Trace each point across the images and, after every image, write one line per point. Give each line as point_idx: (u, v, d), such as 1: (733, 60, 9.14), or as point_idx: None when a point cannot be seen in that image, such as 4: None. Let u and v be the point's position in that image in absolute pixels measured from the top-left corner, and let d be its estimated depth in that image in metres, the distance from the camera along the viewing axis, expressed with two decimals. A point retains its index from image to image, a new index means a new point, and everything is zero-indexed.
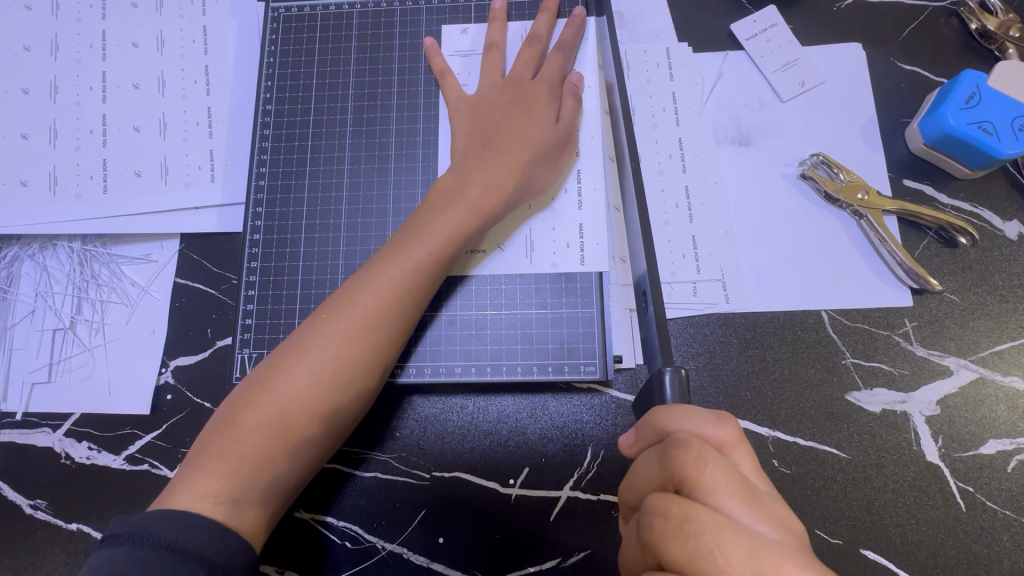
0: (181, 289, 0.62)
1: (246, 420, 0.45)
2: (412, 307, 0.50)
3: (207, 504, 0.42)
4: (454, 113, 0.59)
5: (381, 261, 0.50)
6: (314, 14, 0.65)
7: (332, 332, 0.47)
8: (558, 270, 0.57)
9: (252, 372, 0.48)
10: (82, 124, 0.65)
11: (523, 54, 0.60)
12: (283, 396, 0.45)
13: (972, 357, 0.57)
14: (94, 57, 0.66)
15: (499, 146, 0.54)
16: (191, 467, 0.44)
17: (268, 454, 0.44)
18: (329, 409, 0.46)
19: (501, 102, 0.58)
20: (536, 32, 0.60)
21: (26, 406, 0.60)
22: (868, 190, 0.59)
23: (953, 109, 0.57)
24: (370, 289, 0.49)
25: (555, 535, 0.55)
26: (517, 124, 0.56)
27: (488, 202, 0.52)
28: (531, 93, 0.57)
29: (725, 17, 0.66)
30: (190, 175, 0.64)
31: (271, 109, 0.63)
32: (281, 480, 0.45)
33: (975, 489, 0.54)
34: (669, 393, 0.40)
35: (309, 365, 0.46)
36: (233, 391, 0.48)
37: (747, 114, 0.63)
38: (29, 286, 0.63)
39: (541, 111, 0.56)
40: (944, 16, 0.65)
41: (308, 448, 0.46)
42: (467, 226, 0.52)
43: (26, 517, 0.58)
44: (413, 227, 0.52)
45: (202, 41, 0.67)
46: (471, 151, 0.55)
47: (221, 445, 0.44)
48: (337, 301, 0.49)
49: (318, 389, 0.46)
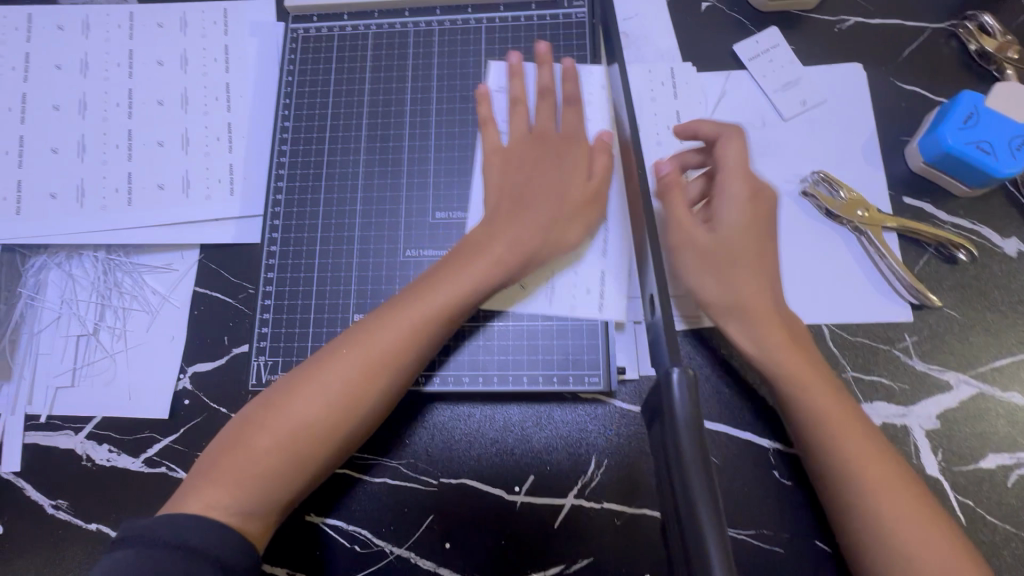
0: (200, 298, 0.65)
1: (260, 440, 0.47)
2: (428, 347, 0.51)
3: (216, 513, 0.44)
4: (488, 162, 0.59)
5: (403, 298, 0.52)
6: (331, 34, 0.68)
7: (353, 360, 0.49)
8: (576, 313, 0.57)
9: (269, 390, 0.50)
10: (108, 140, 0.68)
11: (540, 72, 0.61)
12: (298, 422, 0.47)
13: (971, 372, 0.57)
14: (121, 75, 0.69)
15: (531, 206, 0.55)
16: (205, 476, 0.46)
17: (276, 474, 0.46)
18: (340, 437, 0.48)
19: (529, 156, 0.58)
20: (541, 53, 0.62)
21: (50, 409, 0.63)
22: (867, 208, 0.60)
23: (951, 129, 0.59)
24: (390, 326, 0.50)
25: (559, 543, 0.57)
26: (544, 183, 0.56)
27: (517, 262, 0.53)
28: (559, 144, 0.58)
29: (729, 38, 0.68)
30: (210, 188, 0.67)
31: (289, 126, 0.65)
32: (286, 492, 0.47)
33: (974, 503, 0.54)
34: (678, 396, 0.33)
35: (325, 395, 0.48)
36: (250, 407, 0.50)
37: (749, 132, 0.65)
38: (55, 294, 0.66)
39: (571, 167, 0.57)
40: (943, 37, 0.66)
41: (319, 466, 0.48)
42: (490, 282, 0.52)
43: (47, 517, 0.60)
44: (438, 270, 0.53)
45: (224, 60, 0.70)
46: (500, 207, 0.56)
47: (233, 460, 0.46)
48: (357, 334, 0.51)
49: (333, 415, 0.48)
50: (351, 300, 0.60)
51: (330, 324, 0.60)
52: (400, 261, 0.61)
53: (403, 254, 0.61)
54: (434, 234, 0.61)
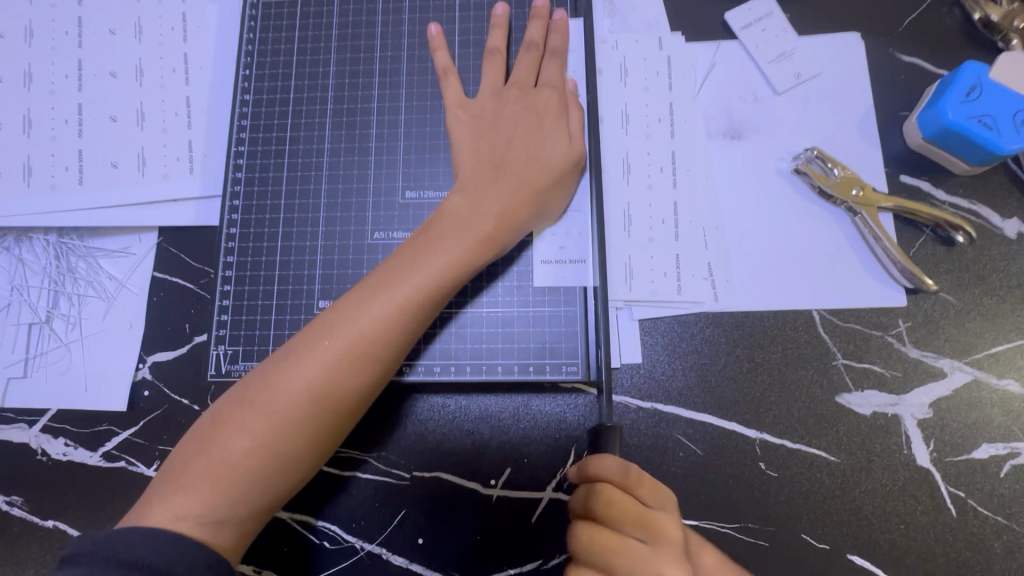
0: (159, 283, 0.61)
1: (233, 443, 0.44)
2: (409, 335, 0.48)
3: (187, 524, 0.42)
4: (451, 123, 0.56)
5: (378, 280, 0.49)
6: (294, 0, 0.63)
7: (330, 353, 0.46)
8: (565, 283, 0.55)
9: (239, 384, 0.48)
10: (57, 114, 0.63)
11: (530, 27, 0.59)
12: (271, 422, 0.45)
13: (966, 359, 0.55)
14: (70, 44, 0.64)
15: (511, 168, 0.52)
16: (174, 483, 0.44)
17: (255, 478, 0.44)
18: (317, 437, 0.46)
19: (509, 114, 0.55)
20: (534, 10, 0.59)
21: (2, 401, 0.60)
22: (863, 187, 0.57)
23: (952, 102, 0.55)
24: (366, 315, 0.47)
25: (537, 538, 0.54)
26: (526, 144, 0.53)
27: (500, 233, 0.51)
28: (539, 102, 0.55)
29: (720, 5, 0.64)
30: (168, 166, 0.62)
31: (250, 99, 0.61)
32: (263, 498, 0.45)
33: (966, 494, 0.52)
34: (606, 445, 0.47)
35: (299, 389, 0.45)
36: (220, 404, 0.47)
37: (740, 107, 0.61)
38: (4, 279, 0.62)
39: (553, 130, 0.54)
40: (946, 5, 0.63)
41: (299, 469, 0.46)
42: (475, 260, 0.50)
43: (1, 514, 0.57)
44: (414, 252, 0.50)
45: (181, 29, 0.65)
46: (479, 171, 0.53)
47: (204, 465, 0.44)
48: (332, 322, 0.47)
49: (309, 414, 0.45)
50: (316, 286, 0.57)
51: (294, 311, 0.56)
52: (368, 244, 0.57)
53: (372, 236, 0.57)
54: (404, 215, 0.58)
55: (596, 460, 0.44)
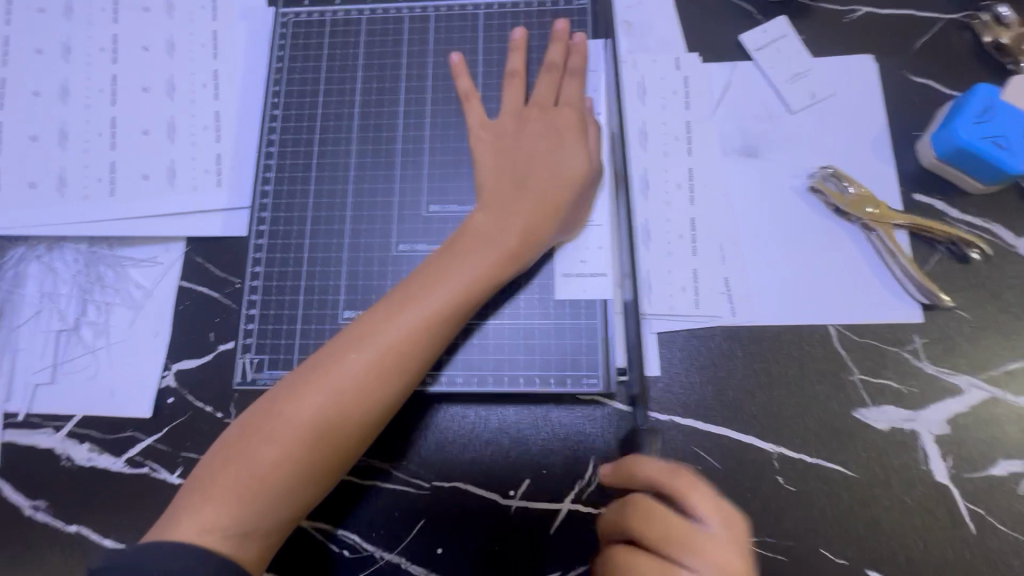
0: (185, 292, 0.63)
1: (262, 454, 0.45)
2: (434, 349, 0.49)
3: (213, 537, 0.43)
4: (475, 139, 0.58)
5: (405, 295, 0.50)
6: (323, 20, 0.65)
7: (359, 365, 0.47)
8: (585, 296, 0.56)
9: (265, 396, 0.48)
10: (91, 127, 0.65)
11: (551, 48, 0.60)
12: (299, 434, 0.45)
13: (982, 375, 0.55)
14: (105, 60, 0.67)
15: (532, 186, 0.54)
16: (201, 495, 0.44)
17: (280, 488, 0.45)
18: (342, 449, 0.47)
19: (528, 133, 0.56)
20: (555, 31, 0.61)
21: (29, 407, 0.61)
22: (877, 205, 0.58)
23: (965, 124, 0.57)
24: (393, 329, 0.48)
25: (555, 549, 0.55)
26: (546, 162, 0.55)
27: (522, 249, 0.52)
28: (557, 121, 0.57)
29: (736, 27, 0.66)
30: (197, 178, 0.64)
31: (279, 114, 0.63)
32: (288, 510, 0.45)
33: (985, 511, 0.52)
34: None
35: (327, 402, 0.46)
36: (247, 416, 0.47)
37: (755, 125, 0.63)
38: (34, 287, 0.63)
39: (572, 148, 0.55)
40: (957, 28, 0.64)
41: (323, 481, 0.47)
42: (497, 275, 0.51)
43: (25, 518, 0.58)
44: (438, 268, 0.51)
45: (212, 46, 0.67)
46: (501, 188, 0.54)
47: (232, 477, 0.45)
48: (360, 335, 0.48)
49: (336, 426, 0.46)
50: (341, 296, 0.58)
51: (320, 320, 0.58)
52: (393, 255, 0.59)
53: (396, 248, 0.59)
54: (428, 228, 0.59)
55: (637, 463, 0.46)
